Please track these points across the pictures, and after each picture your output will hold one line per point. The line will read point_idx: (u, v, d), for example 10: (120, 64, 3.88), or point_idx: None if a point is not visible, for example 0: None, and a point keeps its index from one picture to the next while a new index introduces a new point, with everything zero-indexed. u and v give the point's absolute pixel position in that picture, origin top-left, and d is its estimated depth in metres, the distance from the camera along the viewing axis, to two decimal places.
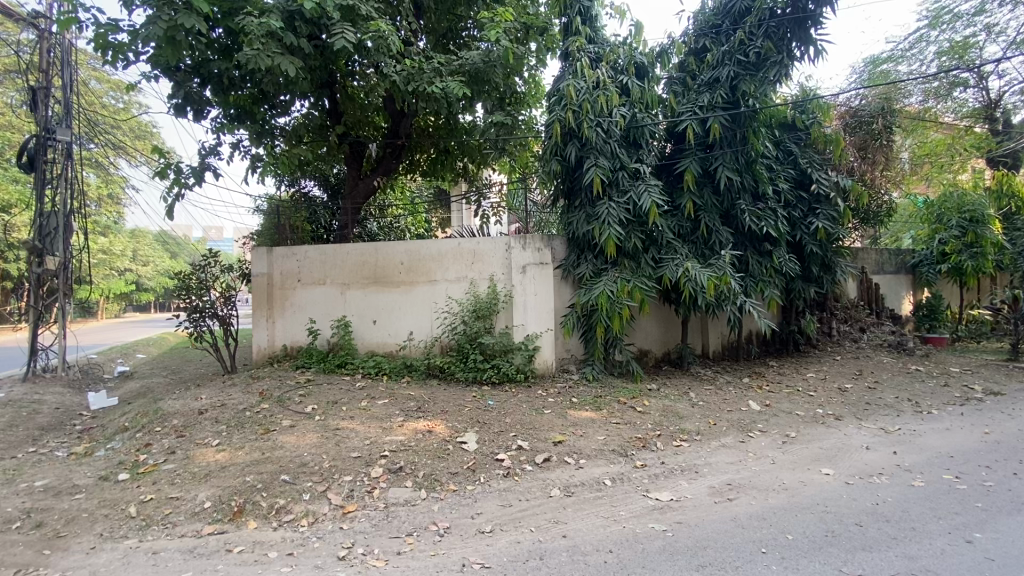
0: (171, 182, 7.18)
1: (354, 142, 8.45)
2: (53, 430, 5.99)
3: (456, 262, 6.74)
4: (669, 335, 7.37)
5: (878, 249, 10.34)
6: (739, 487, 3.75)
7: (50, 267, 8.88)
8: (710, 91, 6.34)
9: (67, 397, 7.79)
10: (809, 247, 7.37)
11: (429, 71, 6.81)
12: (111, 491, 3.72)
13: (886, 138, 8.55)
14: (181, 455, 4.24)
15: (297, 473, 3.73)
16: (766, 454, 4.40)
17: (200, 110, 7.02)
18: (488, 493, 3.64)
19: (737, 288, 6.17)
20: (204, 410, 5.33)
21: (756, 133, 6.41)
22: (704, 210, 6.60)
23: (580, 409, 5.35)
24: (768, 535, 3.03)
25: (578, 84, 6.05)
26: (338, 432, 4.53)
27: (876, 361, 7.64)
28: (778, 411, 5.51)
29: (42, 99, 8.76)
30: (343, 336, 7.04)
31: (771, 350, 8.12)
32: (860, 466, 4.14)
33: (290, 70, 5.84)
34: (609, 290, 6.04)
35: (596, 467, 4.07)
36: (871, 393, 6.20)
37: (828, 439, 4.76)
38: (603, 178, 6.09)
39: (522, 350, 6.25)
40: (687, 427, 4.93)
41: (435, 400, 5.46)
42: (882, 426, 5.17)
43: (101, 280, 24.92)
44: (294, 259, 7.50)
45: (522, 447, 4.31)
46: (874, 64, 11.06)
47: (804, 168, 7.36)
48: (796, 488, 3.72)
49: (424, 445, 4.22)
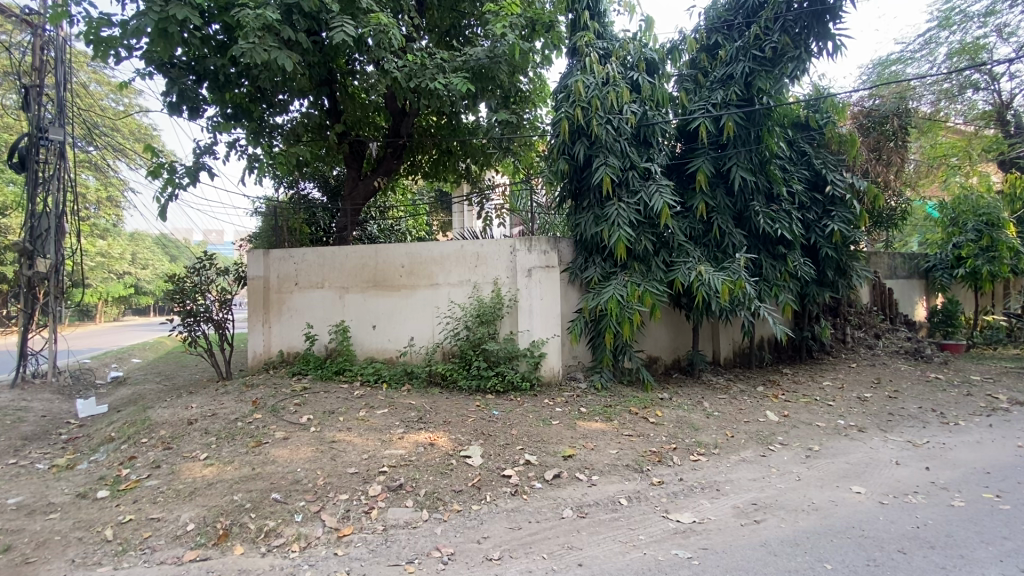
0: (164, 182, 6.95)
1: (354, 141, 8.18)
2: (36, 440, 5.71)
3: (458, 265, 6.49)
4: (679, 341, 7.10)
5: (890, 254, 10.10)
6: (766, 507, 3.47)
7: (40, 269, 8.59)
8: (723, 89, 6.12)
9: (55, 404, 7.53)
10: (824, 250, 7.11)
11: (432, 67, 6.57)
12: (88, 510, 3.44)
13: (902, 139, 8.32)
14: (167, 470, 3.97)
15: (290, 491, 3.47)
16: (791, 470, 4.13)
17: (195, 108, 6.77)
18: (495, 514, 3.37)
19: (753, 293, 5.91)
20: (193, 420, 5.06)
21: (771, 132, 6.20)
22: (717, 211, 6.35)
23: (589, 419, 5.08)
24: (804, 564, 2.76)
25: (588, 80, 5.80)
26: (333, 445, 4.26)
27: (893, 368, 7.37)
28: (798, 423, 5.24)
29: (35, 98, 8.53)
30: (341, 342, 6.77)
31: (783, 357, 7.86)
32: (893, 483, 3.87)
33: (287, 65, 5.60)
34: (619, 294, 5.78)
35: (610, 484, 3.80)
36: (893, 403, 5.93)
37: (854, 454, 4.49)
38: (614, 178, 5.84)
39: (527, 356, 5.99)
40: (703, 440, 4.66)
41: (437, 409, 5.19)
42: (909, 439, 4.90)
43: (99, 283, 24.67)
44: (292, 261, 7.23)
45: (530, 462, 4.05)
46: (883, 66, 10.84)
47: (818, 169, 7.12)
48: (827, 509, 3.45)
49: (426, 460, 3.96)
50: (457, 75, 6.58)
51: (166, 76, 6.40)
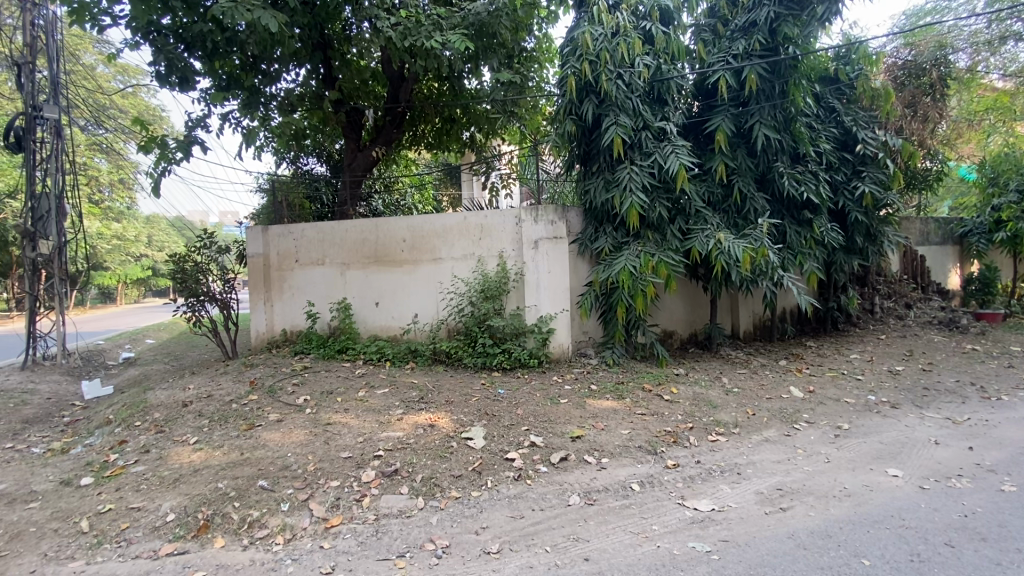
0: (157, 157, 6.65)
1: (351, 110, 7.80)
2: (37, 423, 5.61)
3: (462, 238, 6.17)
4: (696, 315, 6.74)
5: (923, 219, 9.48)
6: (793, 493, 3.17)
7: (45, 252, 8.48)
8: (745, 38, 5.62)
9: (62, 386, 7.48)
10: (854, 215, 6.64)
11: (428, 24, 6.12)
12: (69, 499, 3.28)
13: (940, 92, 7.70)
14: (155, 455, 3.79)
15: (278, 478, 3.26)
16: (819, 450, 3.80)
17: (186, 79, 6.34)
18: (496, 501, 3.12)
19: (776, 261, 5.50)
20: (188, 402, 4.89)
21: (799, 85, 5.70)
22: (738, 173, 5.89)
23: (600, 398, 4.79)
24: (839, 560, 2.46)
25: (596, 32, 5.34)
26: (328, 427, 4.05)
27: (926, 340, 6.92)
28: (825, 399, 4.88)
29: (27, 75, 8.20)
30: (343, 320, 6.55)
31: (807, 329, 7.48)
32: (933, 466, 3.54)
33: (270, 24, 5.20)
34: (632, 266, 5.42)
35: (621, 468, 3.51)
36: (927, 377, 5.54)
37: (888, 432, 4.14)
38: (625, 139, 5.41)
39: (535, 332, 5.71)
40: (722, 419, 4.35)
41: (440, 388, 4.94)
42: (948, 416, 4.53)
43: (119, 266, 24.87)
44: (291, 237, 6.97)
45: (535, 444, 3.77)
46: (916, 17, 9.97)
47: (848, 127, 6.61)
48: (861, 495, 3.13)
49: (425, 443, 3.71)
50: (455, 32, 6.14)
51: (151, 43, 6.01)
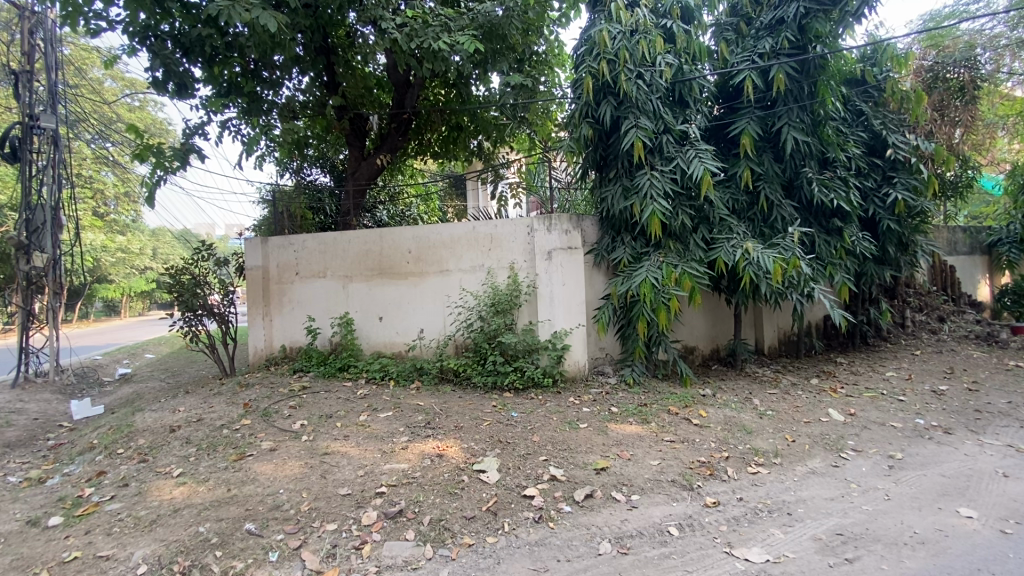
0: (153, 165, 6.33)
1: (354, 117, 7.50)
2: (18, 448, 5.24)
3: (471, 249, 5.82)
4: (718, 330, 6.35)
5: (952, 228, 9.10)
6: (856, 539, 2.75)
7: (39, 265, 8.13)
8: (772, 36, 5.30)
9: (52, 405, 7.13)
10: (885, 223, 6.28)
11: (435, 26, 5.84)
12: (32, 543, 2.91)
13: (971, 95, 7.33)
14: (133, 490, 3.42)
15: (267, 520, 2.89)
16: (875, 486, 3.38)
17: (184, 85, 5.95)
18: (515, 550, 2.72)
19: (808, 273, 5.12)
20: (176, 427, 4.52)
21: (828, 86, 5.37)
22: (764, 179, 5.54)
23: (623, 422, 4.38)
24: None
25: (613, 30, 5.02)
26: (326, 458, 3.67)
27: (965, 356, 6.50)
28: (868, 423, 4.47)
29: (24, 83, 7.91)
30: (345, 336, 6.21)
31: (834, 344, 7.08)
32: (1009, 504, 3.12)
33: (270, 24, 4.88)
34: (654, 278, 5.03)
35: (654, 507, 3.11)
36: (975, 398, 5.09)
37: (949, 463, 3.72)
38: (645, 142, 5.07)
39: (549, 349, 5.31)
40: (760, 447, 3.94)
41: (448, 412, 4.54)
42: (1010, 442, 4.10)
43: (122, 279, 24.55)
44: (291, 249, 6.64)
45: (556, 478, 3.37)
46: (933, 21, 9.70)
47: (878, 131, 6.27)
48: (938, 543, 2.70)
49: (432, 478, 3.32)
50: (465, 33, 5.84)
51: (148, 48, 5.62)
